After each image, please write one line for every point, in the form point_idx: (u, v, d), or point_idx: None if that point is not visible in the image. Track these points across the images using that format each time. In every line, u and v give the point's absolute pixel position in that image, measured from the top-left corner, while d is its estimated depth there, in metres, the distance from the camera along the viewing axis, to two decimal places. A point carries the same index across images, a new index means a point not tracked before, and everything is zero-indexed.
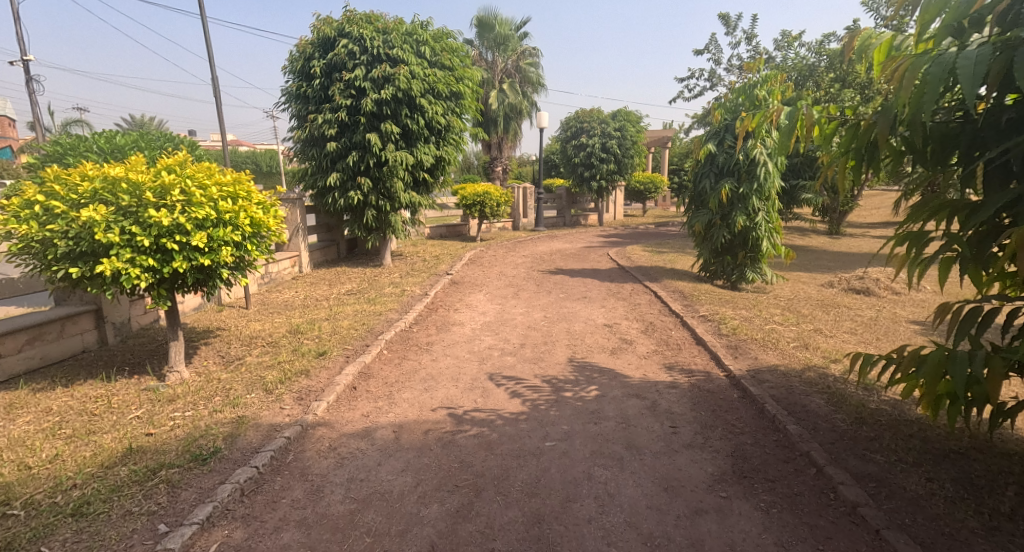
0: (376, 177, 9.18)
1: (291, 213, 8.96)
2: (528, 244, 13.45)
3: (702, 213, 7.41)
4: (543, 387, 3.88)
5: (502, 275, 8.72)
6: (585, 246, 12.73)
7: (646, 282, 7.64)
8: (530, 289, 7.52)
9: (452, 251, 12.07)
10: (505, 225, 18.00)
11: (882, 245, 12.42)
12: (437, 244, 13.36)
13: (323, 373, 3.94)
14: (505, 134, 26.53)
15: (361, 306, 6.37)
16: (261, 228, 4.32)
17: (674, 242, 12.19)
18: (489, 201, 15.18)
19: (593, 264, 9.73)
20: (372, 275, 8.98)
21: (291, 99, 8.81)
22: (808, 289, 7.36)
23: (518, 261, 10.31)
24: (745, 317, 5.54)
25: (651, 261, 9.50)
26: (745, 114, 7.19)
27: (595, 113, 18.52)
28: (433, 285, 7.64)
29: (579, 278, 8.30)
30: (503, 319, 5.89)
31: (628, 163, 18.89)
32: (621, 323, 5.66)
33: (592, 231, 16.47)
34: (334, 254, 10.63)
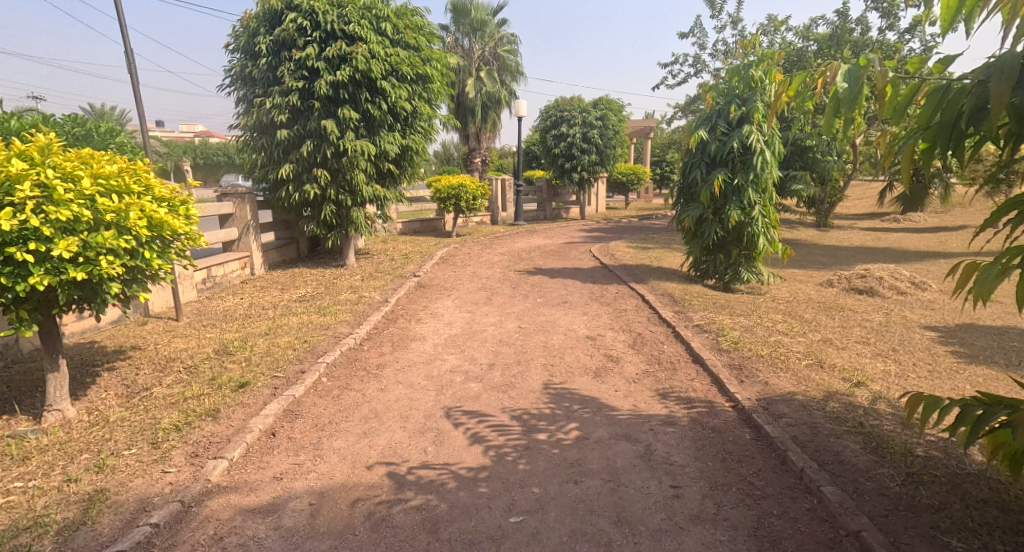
0: (335, 169, 8.35)
1: (239, 207, 8.21)
2: (506, 240, 12.68)
3: (693, 207, 6.76)
4: (511, 426, 3.16)
5: (475, 275, 7.97)
6: (565, 241, 12.02)
7: (632, 283, 6.97)
8: (504, 293, 6.79)
9: (425, 248, 11.27)
10: (482, 220, 17.23)
11: (872, 237, 11.97)
12: (409, 241, 12.54)
13: (237, 412, 3.16)
14: (482, 124, 25.65)
15: (309, 317, 5.57)
16: (163, 229, 3.50)
17: (659, 238, 11.55)
18: (465, 194, 14.38)
19: (575, 262, 9.04)
20: (331, 277, 8.21)
21: (236, 81, 7.90)
22: (806, 290, 6.74)
23: (493, 259, 9.56)
24: (745, 325, 4.88)
25: (636, 258, 8.83)
26: (739, 97, 6.52)
27: (576, 101, 17.79)
28: (396, 289, 6.86)
29: (559, 279, 7.60)
30: (471, 331, 5.15)
31: (610, 154, 18.22)
32: (606, 335, 4.96)
33: (573, 225, 15.80)
34: (294, 254, 9.79)
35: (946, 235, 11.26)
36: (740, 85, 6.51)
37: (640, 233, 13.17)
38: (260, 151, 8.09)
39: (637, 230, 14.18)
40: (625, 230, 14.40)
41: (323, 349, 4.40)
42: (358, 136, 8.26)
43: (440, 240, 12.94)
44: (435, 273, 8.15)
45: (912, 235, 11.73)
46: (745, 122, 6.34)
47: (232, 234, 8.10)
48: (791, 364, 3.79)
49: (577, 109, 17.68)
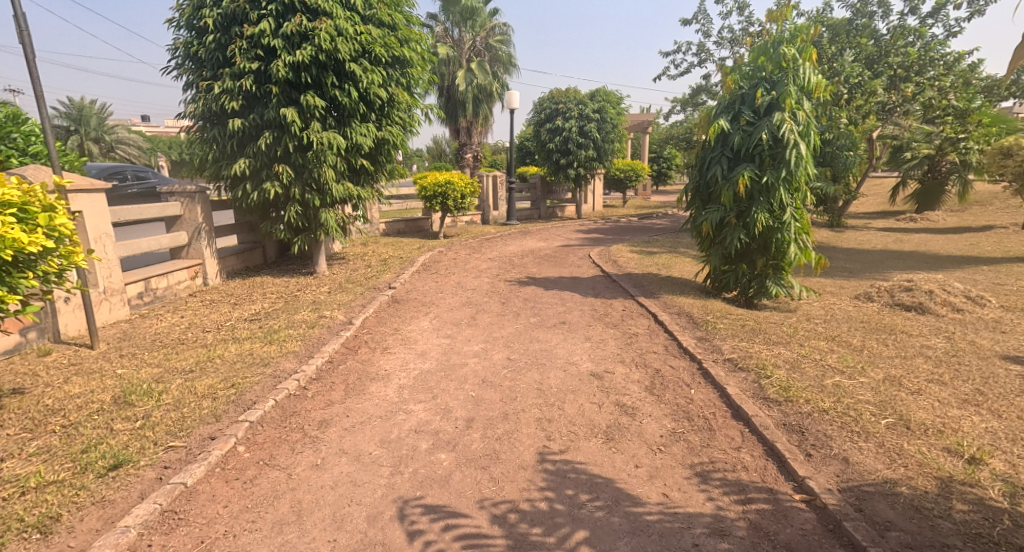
0: (299, 164, 7.34)
1: (189, 209, 7.19)
2: (496, 242, 11.68)
3: (712, 208, 5.81)
4: (491, 538, 2.18)
5: (460, 286, 6.99)
6: (561, 244, 11.05)
7: (641, 297, 6.01)
8: (492, 310, 5.82)
9: (407, 252, 10.26)
10: (473, 219, 16.25)
11: (893, 239, 11.07)
12: (392, 244, 11.53)
13: (89, 519, 2.16)
14: (474, 118, 24.62)
15: (252, 345, 4.56)
16: (2, 247, 2.52)
17: (664, 240, 10.61)
18: (454, 193, 13.36)
19: (573, 269, 8.07)
20: (295, 288, 7.23)
21: (182, 63, 6.89)
22: (843, 305, 5.80)
23: (481, 266, 8.57)
24: (788, 358, 3.93)
25: (641, 266, 7.87)
26: (765, 80, 5.59)
27: (572, 93, 16.78)
28: (364, 305, 5.87)
29: (555, 291, 6.64)
30: (448, 366, 4.17)
31: (608, 149, 17.24)
32: (615, 371, 4.00)
33: (569, 225, 14.83)
34: (258, 260, 8.77)
35: (974, 236, 10.37)
36: (768, 66, 5.55)
37: (642, 235, 12.21)
38: (213, 143, 7.08)
39: (637, 231, 13.22)
40: (624, 231, 13.44)
41: (252, 397, 3.40)
42: (325, 127, 7.26)
43: (425, 243, 11.93)
44: (414, 284, 7.17)
45: (936, 236, 10.84)
46: (773, 109, 5.40)
47: (180, 239, 7.08)
48: (869, 424, 2.84)
49: (573, 101, 16.68)
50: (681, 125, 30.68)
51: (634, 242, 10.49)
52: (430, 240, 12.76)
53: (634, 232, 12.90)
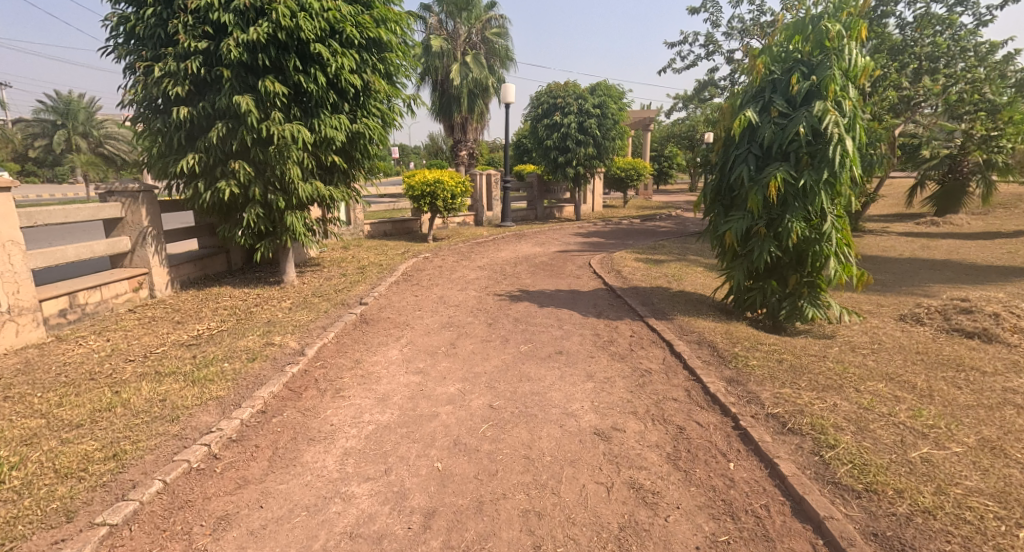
0: (260, 160, 6.44)
1: (132, 210, 6.28)
2: (489, 246, 10.80)
3: (736, 215, 4.92)
4: None
5: (443, 302, 6.13)
6: (558, 249, 10.17)
7: (650, 319, 5.15)
8: (476, 335, 4.95)
9: (390, 258, 9.38)
10: (466, 220, 15.38)
11: (918, 244, 10.21)
12: (375, 249, 10.64)
13: None
14: (469, 114, 23.79)
15: (172, 384, 3.68)
16: None
17: (671, 246, 9.75)
18: (443, 192, 12.46)
19: (571, 281, 7.22)
20: (255, 302, 6.35)
21: (121, 43, 5.97)
22: (889, 330, 4.93)
23: (470, 275, 7.70)
24: (849, 409, 3.06)
25: (648, 277, 7.00)
26: (799, 63, 4.70)
27: (571, 87, 15.90)
28: (326, 328, 5.01)
29: (551, 309, 5.77)
30: (414, 419, 3.30)
31: (609, 146, 16.36)
32: (625, 428, 3.14)
33: (567, 227, 13.97)
34: (219, 267, 7.88)
35: (1009, 243, 9.51)
36: (806, 45, 4.65)
37: (646, 239, 11.36)
38: (157, 135, 6.16)
39: (641, 235, 12.36)
40: (626, 234, 12.58)
41: (127, 481, 2.48)
42: (288, 117, 6.38)
43: (412, 247, 11.06)
44: (391, 298, 6.30)
45: (966, 242, 9.98)
46: (812, 97, 4.51)
47: (121, 245, 6.18)
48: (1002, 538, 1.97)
49: (572, 95, 15.79)
50: (683, 122, 29.85)
51: (638, 248, 9.62)
52: (417, 244, 11.88)
53: (637, 236, 12.07)
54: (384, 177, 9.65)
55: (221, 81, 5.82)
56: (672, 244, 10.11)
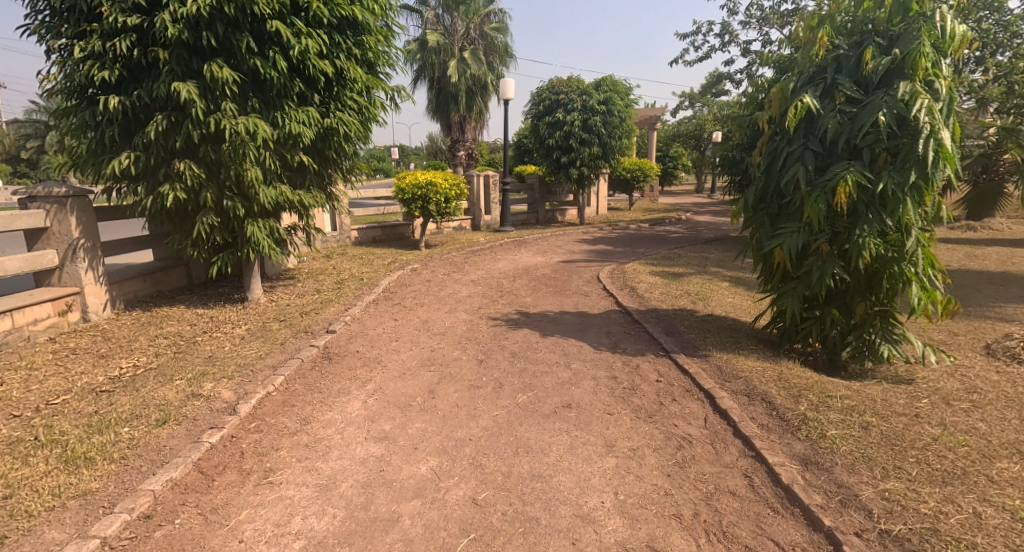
0: (212, 161, 5.47)
1: (58, 219, 5.31)
2: (486, 255, 9.85)
3: (788, 227, 3.93)
4: None
5: (427, 330, 5.16)
6: (562, 259, 9.20)
7: (679, 357, 4.16)
8: (464, 378, 3.99)
9: (374, 271, 8.39)
10: (462, 225, 14.46)
11: (960, 253, 9.23)
12: (361, 259, 9.69)
13: None
14: (467, 113, 22.94)
15: (42, 463, 2.70)
16: None
17: (687, 256, 8.78)
18: (436, 196, 11.48)
19: (578, 300, 6.24)
20: (205, 328, 5.36)
21: (39, 21, 5.00)
22: (980, 371, 3.93)
23: (461, 292, 6.73)
24: (995, 524, 2.08)
25: (668, 296, 6.01)
26: (871, 35, 3.70)
27: (575, 83, 14.92)
28: (278, 368, 4.03)
29: (556, 340, 4.81)
30: (364, 526, 2.33)
31: (615, 146, 15.37)
32: (666, 548, 2.17)
33: (571, 232, 13.00)
34: (174, 283, 6.89)
35: None
36: (881, 12, 3.66)
37: (658, 247, 10.36)
38: (87, 131, 5.18)
39: (651, 241, 11.39)
40: (635, 240, 11.61)
41: None
42: (245, 110, 5.41)
43: (402, 256, 10.10)
44: (366, 325, 5.32)
45: (1014, 251, 8.99)
46: (892, 78, 3.51)
47: (44, 261, 5.20)
48: None
49: (575, 91, 14.82)
50: (691, 122, 28.96)
51: (652, 259, 8.64)
52: (408, 252, 10.91)
53: (646, 243, 11.10)
54: (367, 179, 8.66)
55: (159, 65, 4.85)
56: (688, 254, 9.13)
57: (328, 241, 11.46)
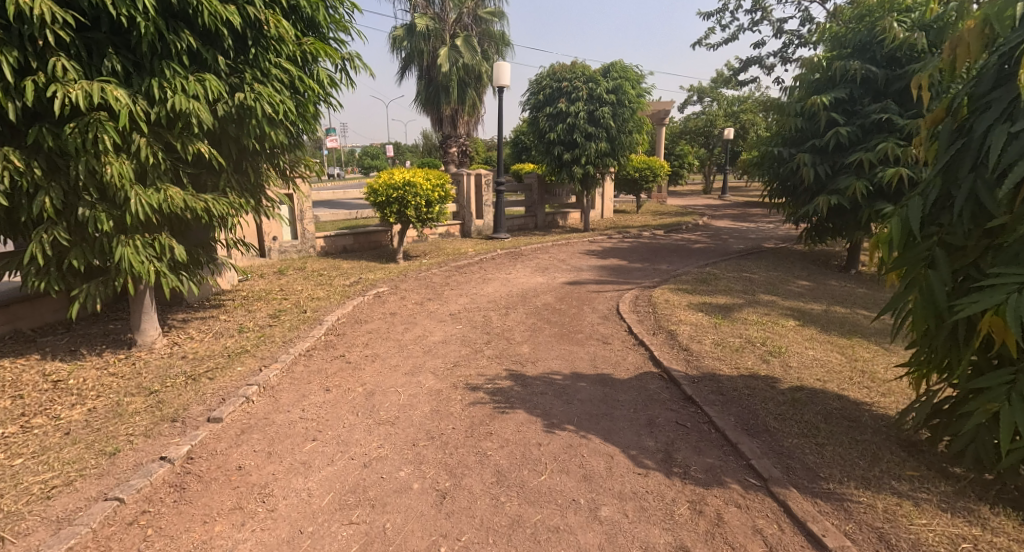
0: (49, 150, 3.68)
1: None
2: (475, 272, 8.11)
3: (1006, 272, 2.11)
4: None
5: (370, 414, 3.38)
6: (567, 280, 7.44)
7: (790, 500, 2.36)
8: (405, 548, 2.19)
9: (329, 298, 6.56)
10: (450, 230, 12.81)
11: None
12: (321, 279, 7.91)
13: None
14: (460, 105, 21.35)
15: None
16: None
17: (724, 278, 7.03)
18: (416, 199, 9.70)
19: (594, 353, 4.46)
20: (31, 404, 3.50)
21: None
22: None
23: (434, 336, 4.94)
24: None
25: (723, 350, 4.23)
26: None
27: (581, 69, 13.21)
28: (63, 529, 2.19)
29: (567, 441, 3.03)
30: None
31: (625, 141, 13.60)
32: None
33: (575, 240, 11.26)
34: (38, 322, 4.96)
35: None
36: None
37: (681, 262, 8.62)
38: None
39: (670, 254, 9.65)
40: (650, 252, 9.88)
41: None
42: (94, 71, 3.61)
43: (371, 273, 8.33)
44: (280, 402, 3.51)
45: None
46: None
47: None
48: None
49: (581, 78, 13.12)
50: (701, 119, 27.38)
51: (679, 281, 6.89)
52: (381, 265, 9.15)
53: (665, 256, 9.37)
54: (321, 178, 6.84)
55: None
56: (722, 273, 7.37)
57: (288, 251, 9.74)
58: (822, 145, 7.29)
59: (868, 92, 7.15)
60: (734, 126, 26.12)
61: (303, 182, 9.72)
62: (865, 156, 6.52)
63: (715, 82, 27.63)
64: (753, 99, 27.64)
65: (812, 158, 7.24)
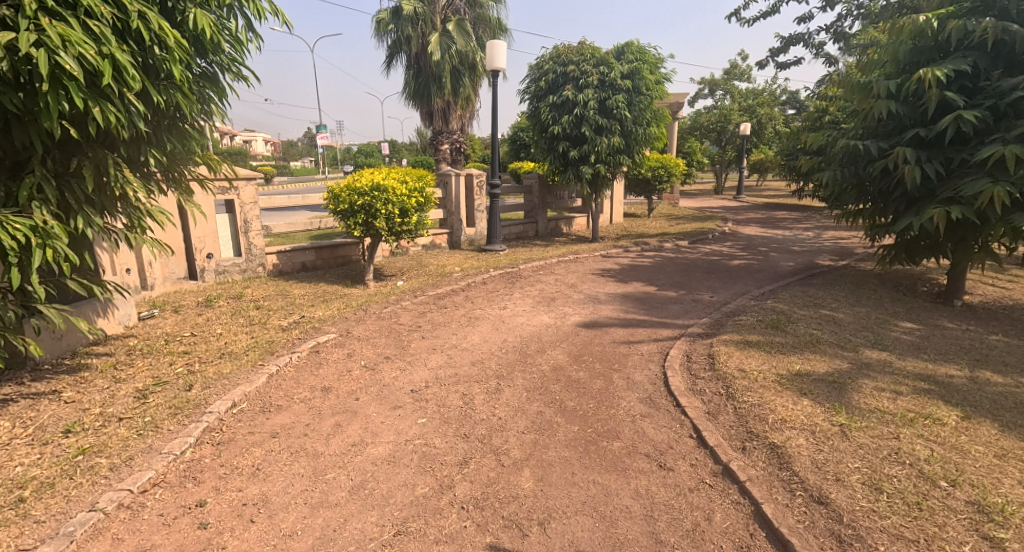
0: None
1: None
2: (460, 304, 6.25)
3: None
4: None
5: None
6: (581, 320, 5.57)
7: None
8: None
9: (248, 354, 4.59)
10: (436, 242, 11.05)
11: None
12: (256, 316, 6.01)
13: None
14: (452, 97, 19.50)
15: None
16: None
17: (797, 320, 5.14)
18: (388, 206, 7.76)
19: (646, 498, 2.56)
20: None
21: None
22: None
23: (377, 448, 3.04)
24: None
25: (894, 504, 2.31)
26: None
27: (591, 50, 11.40)
28: None
29: None
30: None
31: (642, 135, 11.72)
32: None
33: (584, 254, 9.39)
34: None
35: None
36: None
37: (723, 288, 6.74)
38: None
39: (704, 275, 7.78)
40: (678, 273, 8.01)
41: None
42: None
43: (326, 305, 6.44)
44: None
45: None
46: None
47: None
48: None
49: (591, 60, 11.32)
50: (712, 113, 25.58)
51: (736, 325, 5.01)
52: (341, 292, 7.35)
53: (699, 278, 7.50)
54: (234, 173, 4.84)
55: None
56: (788, 310, 5.50)
57: (228, 271, 7.89)
58: (929, 136, 5.39)
59: (995, 62, 5.27)
60: (749, 121, 24.32)
61: (250, 182, 8.00)
62: (1007, 150, 4.58)
63: (727, 74, 25.84)
64: (769, 92, 25.72)
65: (916, 154, 5.33)
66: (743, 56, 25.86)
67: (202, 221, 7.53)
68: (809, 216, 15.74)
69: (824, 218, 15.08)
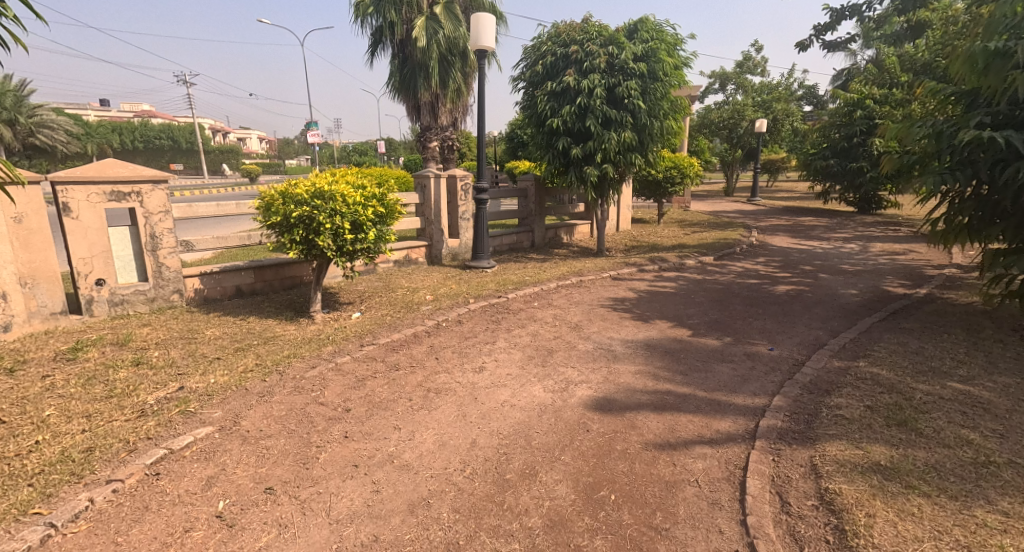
0: None
1: None
2: (421, 361, 4.49)
3: None
4: None
5: None
6: (591, 397, 3.80)
7: None
8: None
9: (46, 469, 2.81)
10: (410, 255, 9.39)
11: None
12: (124, 380, 4.20)
13: None
14: (441, 90, 17.78)
15: None
16: None
17: (927, 404, 3.35)
18: (336, 219, 5.98)
19: None
20: None
21: None
22: None
23: None
24: None
25: None
26: None
27: (597, 27, 9.64)
28: None
29: None
30: None
31: (658, 130, 9.93)
32: None
33: (589, 276, 7.63)
34: None
35: None
36: None
37: (779, 336, 4.98)
38: None
39: (745, 310, 6.02)
40: (709, 306, 6.25)
41: None
42: None
43: (236, 360, 4.67)
44: None
45: None
46: None
47: None
48: None
49: (598, 40, 9.56)
50: (724, 109, 23.85)
51: (832, 415, 3.22)
52: (269, 333, 5.67)
53: (740, 315, 5.73)
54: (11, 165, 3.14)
55: None
56: (897, 380, 3.72)
57: (129, 302, 6.17)
58: None
59: None
60: (764, 117, 22.57)
61: (159, 186, 6.26)
62: None
63: (740, 66, 24.10)
64: (784, 87, 23.98)
65: None
66: (756, 48, 24.15)
67: (87, 237, 5.79)
68: (840, 223, 13.97)
69: (860, 225, 13.32)
